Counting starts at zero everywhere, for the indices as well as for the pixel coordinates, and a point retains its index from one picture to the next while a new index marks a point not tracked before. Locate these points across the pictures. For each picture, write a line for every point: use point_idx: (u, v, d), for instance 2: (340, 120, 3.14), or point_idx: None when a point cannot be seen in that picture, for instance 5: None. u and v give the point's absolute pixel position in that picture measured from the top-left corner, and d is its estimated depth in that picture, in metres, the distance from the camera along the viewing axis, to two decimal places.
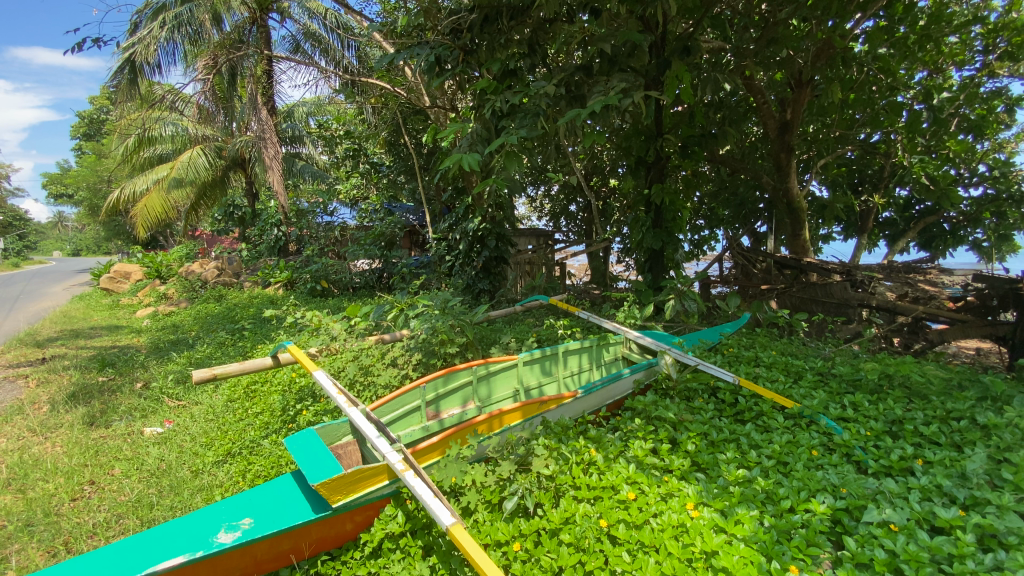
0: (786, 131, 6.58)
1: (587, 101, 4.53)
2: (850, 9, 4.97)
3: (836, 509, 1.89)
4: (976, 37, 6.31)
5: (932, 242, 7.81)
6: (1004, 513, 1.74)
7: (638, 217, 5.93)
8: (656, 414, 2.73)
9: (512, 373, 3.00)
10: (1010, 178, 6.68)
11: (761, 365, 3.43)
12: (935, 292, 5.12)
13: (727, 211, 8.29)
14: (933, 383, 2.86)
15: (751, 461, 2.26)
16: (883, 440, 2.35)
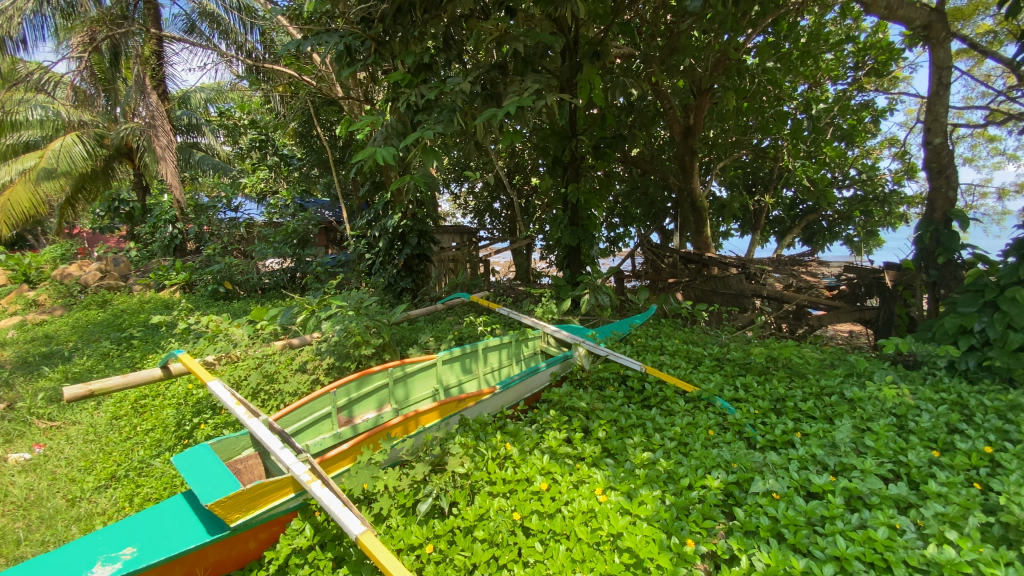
0: (689, 136, 7.06)
1: (503, 99, 4.56)
2: (742, 25, 5.41)
3: (728, 484, 2.05)
4: (847, 55, 7.14)
5: (813, 237, 8.77)
6: (866, 476, 1.99)
7: (557, 215, 6.08)
8: (570, 405, 2.82)
9: (430, 372, 2.78)
10: (874, 181, 7.67)
11: (665, 353, 3.66)
12: (814, 281, 5.73)
13: (639, 210, 8.80)
14: (809, 363, 3.21)
15: (655, 443, 2.39)
16: (769, 417, 2.59)
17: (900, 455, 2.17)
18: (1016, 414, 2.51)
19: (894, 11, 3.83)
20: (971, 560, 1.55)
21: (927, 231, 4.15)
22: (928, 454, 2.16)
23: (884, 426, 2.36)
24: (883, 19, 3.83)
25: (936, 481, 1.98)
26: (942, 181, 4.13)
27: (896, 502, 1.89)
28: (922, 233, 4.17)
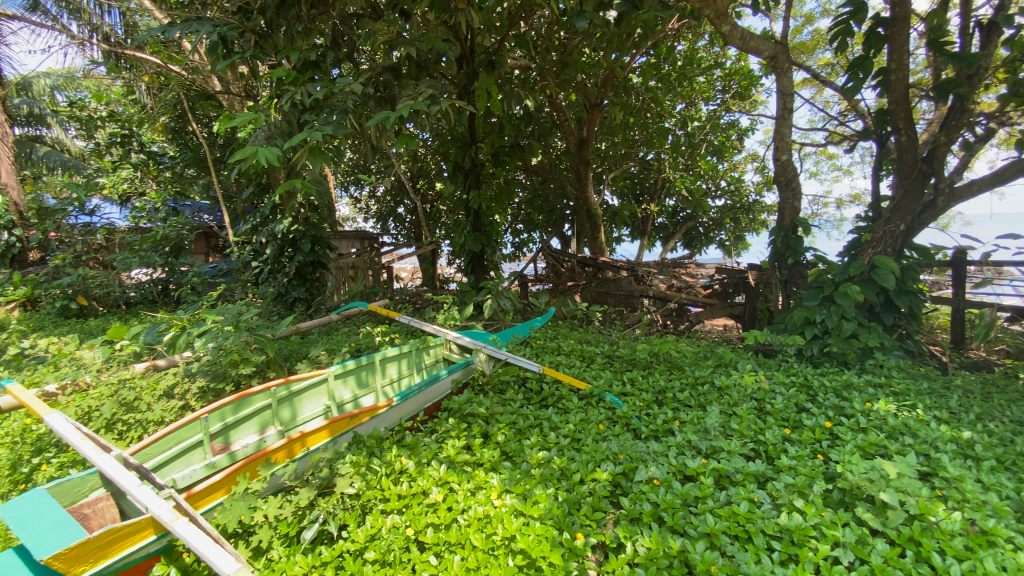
0: (583, 147, 7.44)
1: (397, 103, 4.46)
2: (626, 46, 5.82)
3: (616, 475, 2.17)
4: (716, 79, 7.97)
5: (693, 241, 9.69)
6: (731, 456, 2.22)
7: (459, 221, 6.07)
8: (469, 412, 2.80)
9: (321, 389, 2.57)
10: (740, 192, 8.66)
11: (562, 353, 3.79)
12: (692, 282, 6.31)
13: (540, 216, 9.11)
14: (686, 356, 3.52)
15: (550, 442, 2.46)
16: (652, 408, 2.79)
17: (760, 435, 2.45)
18: (848, 391, 2.95)
19: (747, 43, 4.32)
20: (814, 523, 1.80)
21: (779, 237, 4.76)
22: (782, 432, 2.46)
23: (746, 410, 2.65)
24: (738, 50, 4.29)
25: (787, 455, 2.26)
26: (789, 193, 4.77)
27: (757, 478, 2.12)
28: (775, 238, 4.78)
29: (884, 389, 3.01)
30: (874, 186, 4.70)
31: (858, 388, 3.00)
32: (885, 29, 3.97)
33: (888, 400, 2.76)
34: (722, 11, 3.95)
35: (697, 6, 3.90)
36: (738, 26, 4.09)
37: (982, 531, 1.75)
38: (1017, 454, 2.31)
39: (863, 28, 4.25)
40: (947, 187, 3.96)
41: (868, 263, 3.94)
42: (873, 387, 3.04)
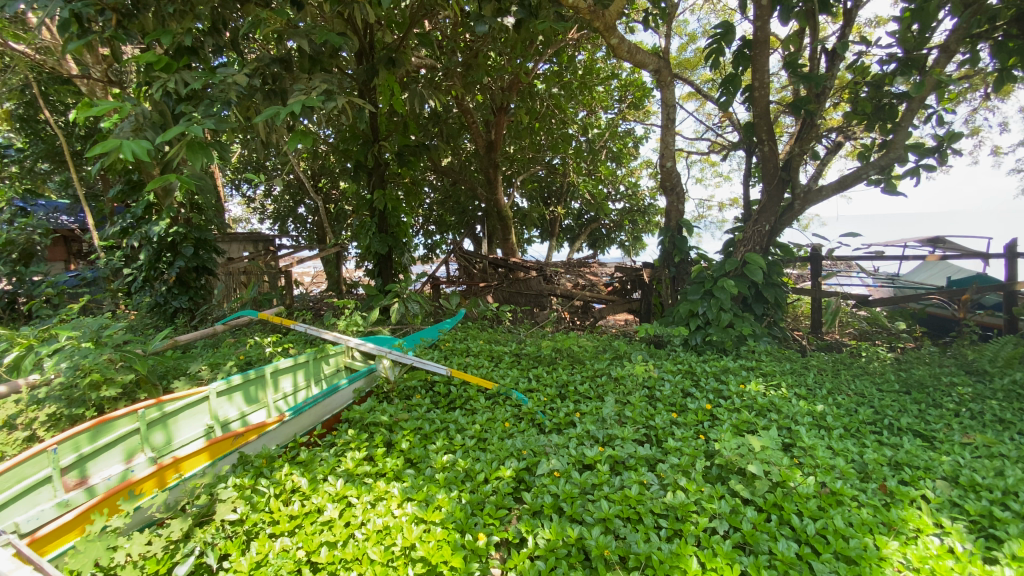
0: (491, 150, 7.50)
1: (288, 97, 4.17)
2: (529, 53, 5.95)
3: (519, 470, 2.20)
4: (614, 89, 8.42)
5: (596, 242, 10.20)
6: (625, 443, 2.35)
7: (363, 222, 5.82)
8: (371, 421, 2.66)
9: (201, 408, 2.32)
10: (637, 196, 9.26)
11: (471, 354, 3.74)
12: (596, 280, 6.61)
13: (452, 218, 9.08)
14: (586, 350, 3.68)
15: (456, 444, 2.42)
16: (555, 402, 2.87)
17: (651, 420, 2.63)
18: (725, 375, 3.27)
19: (634, 56, 4.61)
20: (695, 499, 1.95)
21: (667, 237, 5.18)
22: (669, 416, 2.66)
23: (639, 398, 2.84)
24: (626, 62, 4.57)
25: (674, 437, 2.44)
26: (675, 197, 5.18)
27: (647, 461, 2.26)
28: (664, 238, 5.19)
29: (756, 371, 3.37)
30: (747, 191, 5.24)
31: (733, 372, 3.33)
32: (751, 51, 4.44)
33: (757, 381, 3.10)
34: (611, 24, 4.17)
35: (589, 18, 4.09)
36: (625, 40, 4.36)
37: (831, 492, 2.02)
38: (859, 421, 2.69)
39: (734, 49, 4.72)
40: (802, 192, 4.52)
41: (740, 260, 4.40)
42: (746, 370, 3.40)
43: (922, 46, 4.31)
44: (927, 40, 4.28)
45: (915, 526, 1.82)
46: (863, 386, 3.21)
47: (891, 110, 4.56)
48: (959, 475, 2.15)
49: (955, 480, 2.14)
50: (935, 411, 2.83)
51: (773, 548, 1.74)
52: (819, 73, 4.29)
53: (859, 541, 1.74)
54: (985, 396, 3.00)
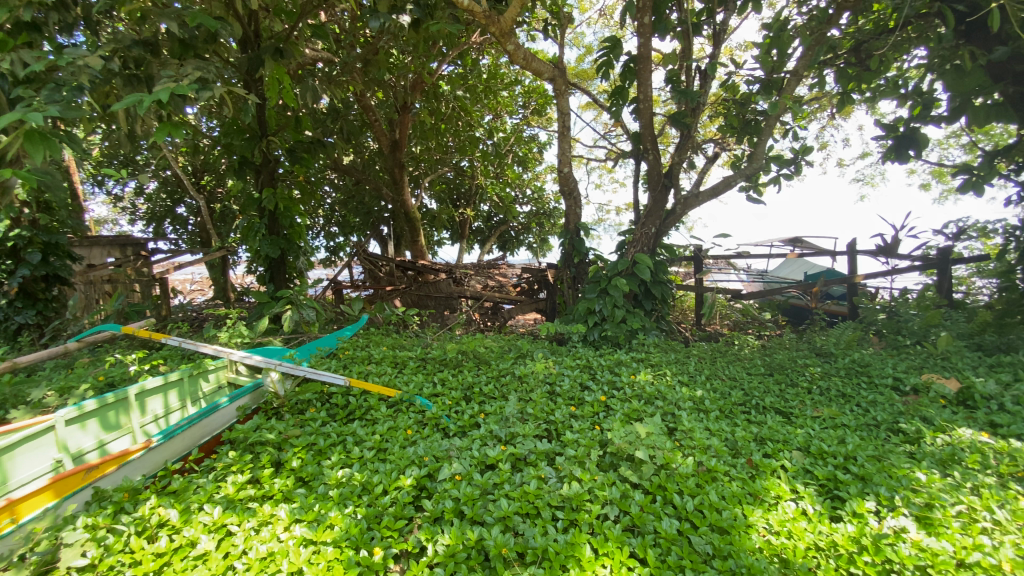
0: (396, 149, 7.31)
1: (156, 84, 3.73)
2: (432, 53, 5.86)
3: (421, 478, 2.14)
4: (519, 95, 8.59)
5: (505, 244, 10.36)
6: (526, 440, 2.40)
7: (251, 223, 5.36)
8: (257, 440, 2.45)
9: (46, 440, 1.96)
10: (542, 199, 9.53)
11: (373, 361, 3.54)
12: (504, 281, 6.79)
13: (356, 219, 8.74)
14: (491, 351, 3.70)
15: (353, 458, 2.29)
16: (460, 405, 2.84)
17: (551, 415, 2.71)
18: (619, 368, 3.49)
19: (529, 63, 4.74)
20: (588, 489, 2.04)
21: (567, 239, 5.45)
22: (568, 410, 2.77)
23: (539, 395, 2.92)
24: (523, 69, 4.69)
25: (572, 430, 2.54)
26: (573, 201, 5.41)
27: (546, 455, 2.33)
28: (564, 240, 5.45)
29: (646, 363, 3.63)
30: (638, 195, 5.61)
31: (625, 364, 3.57)
32: (635, 65, 4.77)
33: (647, 372, 3.34)
34: (507, 30, 4.25)
35: (484, 23, 4.14)
36: (521, 47, 4.47)
37: (707, 469, 2.22)
38: (732, 403, 3.00)
39: (622, 62, 5.04)
40: (683, 198, 4.92)
41: (631, 260, 4.71)
42: (636, 362, 3.65)
43: (779, 70, 4.89)
44: (783, 64, 4.85)
45: (775, 493, 2.05)
46: (736, 370, 3.59)
47: (756, 126, 5.14)
48: (810, 445, 2.46)
49: (807, 449, 2.45)
50: (793, 390, 3.23)
51: (658, 527, 1.87)
52: (694, 90, 4.72)
53: (730, 512, 1.93)
54: (831, 373, 3.49)
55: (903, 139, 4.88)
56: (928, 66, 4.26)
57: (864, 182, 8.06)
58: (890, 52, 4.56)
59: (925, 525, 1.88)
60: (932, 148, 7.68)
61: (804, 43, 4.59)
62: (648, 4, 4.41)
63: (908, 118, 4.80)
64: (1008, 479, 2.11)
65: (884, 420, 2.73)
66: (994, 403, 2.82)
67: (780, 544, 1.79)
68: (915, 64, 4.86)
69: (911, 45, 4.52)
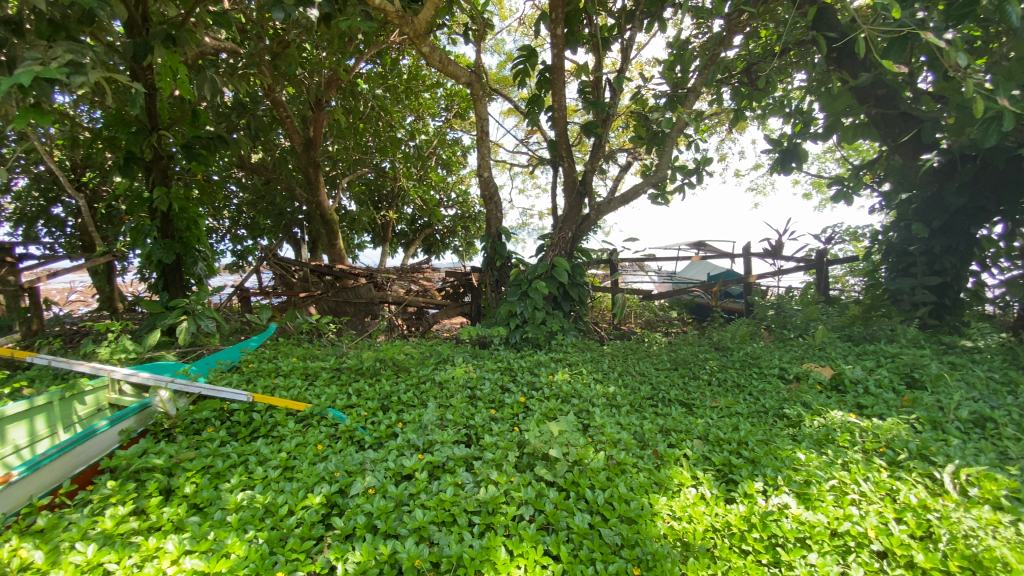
0: (310, 148, 6.95)
1: (17, 66, 3.26)
2: (348, 50, 5.65)
3: (331, 494, 2.04)
4: (441, 97, 8.52)
5: (430, 248, 10.22)
6: (444, 446, 2.37)
7: (140, 225, 4.85)
8: (143, 467, 2.22)
9: None
10: (466, 203, 9.51)
11: (281, 374, 3.33)
12: (428, 285, 6.68)
13: (266, 221, 8.23)
14: (411, 357, 3.62)
15: (255, 479, 2.15)
16: (376, 415, 2.75)
17: (471, 419, 2.71)
18: (538, 368, 3.57)
19: (446, 66, 4.72)
20: (505, 491, 2.06)
21: (488, 243, 5.48)
22: (488, 413, 2.78)
23: (460, 400, 2.91)
24: (439, 72, 4.66)
25: (491, 433, 2.56)
26: (494, 205, 5.45)
27: (464, 461, 2.31)
28: (486, 244, 5.49)
29: (563, 363, 3.74)
30: (556, 200, 5.77)
31: (544, 364, 3.66)
32: (550, 75, 4.91)
33: (564, 371, 3.45)
34: (421, 32, 4.22)
35: (397, 22, 4.07)
36: (436, 49, 4.45)
37: (618, 462, 2.33)
38: (641, 397, 3.18)
39: (538, 71, 5.17)
40: (598, 204, 5.14)
41: (549, 263, 4.85)
42: (554, 362, 3.76)
43: (683, 86, 5.25)
44: (686, 80, 5.22)
45: (678, 481, 2.20)
46: (645, 366, 3.80)
47: (663, 137, 5.47)
48: (709, 433, 2.66)
49: (707, 437, 2.64)
50: (695, 383, 3.48)
51: (571, 523, 1.94)
52: (605, 101, 4.96)
53: (637, 502, 2.03)
54: (728, 365, 3.80)
55: (787, 153, 5.43)
56: (808, 88, 4.75)
57: (758, 190, 8.87)
58: (775, 74, 5.05)
59: (804, 500, 2.10)
60: (812, 161, 8.63)
61: (702, 62, 4.96)
62: (561, 16, 4.57)
63: (791, 134, 5.35)
64: (871, 454, 2.42)
65: (772, 407, 3.01)
66: (859, 387, 3.22)
67: (682, 528, 1.92)
68: (797, 86, 5.42)
69: (792, 70, 5.05)
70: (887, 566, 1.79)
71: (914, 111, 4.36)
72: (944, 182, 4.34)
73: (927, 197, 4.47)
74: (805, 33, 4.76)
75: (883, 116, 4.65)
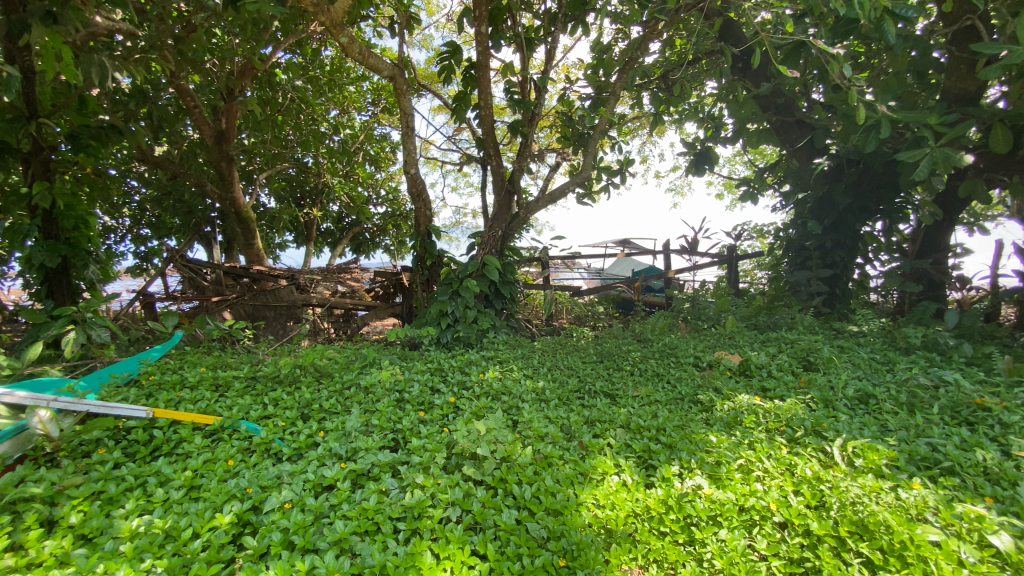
0: (222, 141, 6.47)
1: None
2: (264, 38, 5.31)
3: (243, 512, 1.92)
4: (366, 91, 8.25)
5: (359, 247, 9.89)
6: (368, 453, 2.30)
7: (17, 224, 4.27)
8: (16, 499, 1.96)
9: None
10: (396, 201, 9.28)
11: (187, 386, 3.07)
12: (356, 286, 6.48)
13: (175, 219, 7.59)
14: (334, 362, 3.48)
15: (155, 501, 1.97)
16: (295, 425, 2.62)
17: (398, 423, 2.65)
18: (469, 367, 3.56)
19: (366, 59, 4.57)
20: (431, 493, 2.04)
21: (418, 242, 5.38)
22: (417, 416, 2.73)
23: (386, 404, 2.83)
24: (359, 64, 4.50)
25: (419, 435, 2.52)
26: (422, 203, 5.36)
27: (390, 466, 2.26)
28: (415, 243, 5.38)
29: (494, 360, 3.76)
30: (486, 198, 5.78)
31: (475, 363, 3.66)
32: (476, 72, 4.90)
33: (495, 369, 3.47)
34: (338, 21, 4.05)
35: (312, 10, 3.89)
36: (354, 41, 4.29)
37: (544, 456, 2.38)
38: (569, 390, 3.27)
39: (463, 68, 5.14)
40: (526, 203, 5.20)
41: (480, 261, 4.85)
42: (486, 360, 3.76)
43: (606, 88, 5.43)
44: (608, 84, 5.41)
45: (601, 470, 2.28)
46: (573, 360, 3.90)
47: (587, 138, 5.64)
48: (630, 421, 2.78)
49: (628, 426, 2.76)
50: (619, 374, 3.63)
51: (497, 520, 1.95)
52: (530, 101, 5.03)
53: (562, 494, 2.09)
54: (648, 355, 4.00)
55: (700, 156, 5.78)
56: (718, 95, 5.07)
57: (676, 191, 9.40)
58: (689, 81, 5.36)
59: (715, 480, 2.25)
60: (725, 164, 9.23)
61: (622, 66, 5.15)
62: (484, 14, 4.56)
63: (703, 138, 5.69)
64: (773, 433, 2.64)
65: (687, 393, 3.20)
66: (764, 371, 3.51)
67: (605, 516, 1.99)
68: (709, 93, 5.77)
69: (704, 77, 5.37)
70: (787, 535, 1.96)
71: (808, 119, 4.78)
72: (833, 184, 4.82)
73: (819, 197, 4.93)
74: (714, 44, 5.08)
75: (781, 124, 5.06)
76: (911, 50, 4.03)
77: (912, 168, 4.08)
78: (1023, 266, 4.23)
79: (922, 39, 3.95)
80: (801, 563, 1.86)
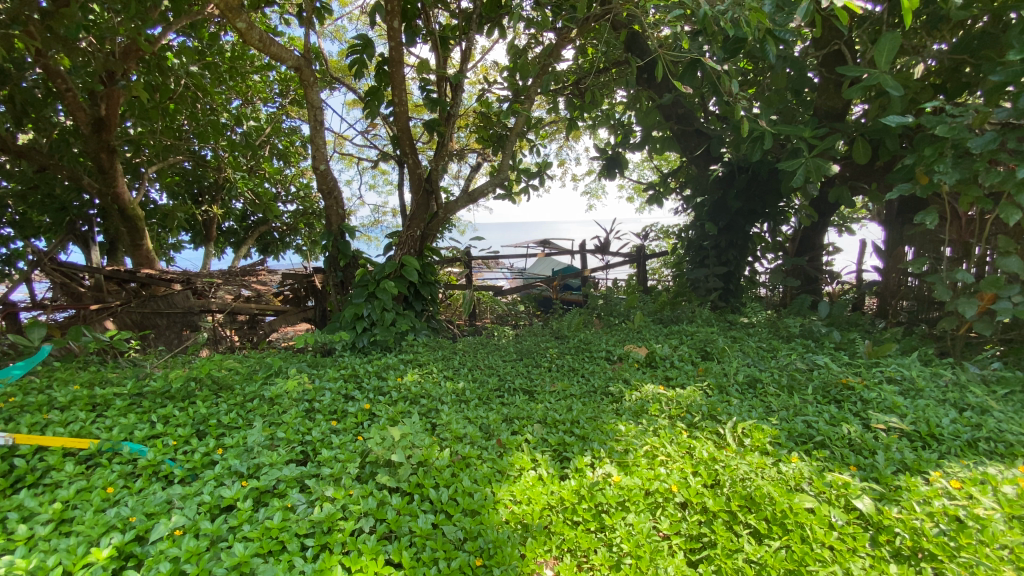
0: (101, 130, 5.79)
1: None
2: (151, 18, 4.81)
3: (125, 544, 1.73)
4: (273, 82, 7.75)
5: (267, 248, 9.28)
6: (272, 469, 2.17)
7: None
8: None
9: None
10: (308, 198, 8.81)
11: (55, 407, 2.71)
12: (263, 290, 6.09)
13: (44, 217, 6.69)
14: (235, 373, 3.25)
15: (17, 540, 1.72)
16: (189, 443, 2.41)
17: (307, 435, 2.53)
18: (386, 372, 3.48)
19: (268, 47, 4.28)
20: (342, 505, 1.97)
21: (330, 241, 5.16)
22: (328, 426, 2.62)
23: (294, 415, 2.69)
24: (260, 53, 4.21)
25: (331, 446, 2.42)
26: (333, 201, 5.14)
27: (297, 481, 2.15)
28: (327, 243, 5.15)
29: (413, 363, 3.71)
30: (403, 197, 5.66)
31: (392, 367, 3.58)
32: (389, 67, 4.77)
33: (414, 372, 3.42)
34: (234, 4, 3.77)
35: None
36: (254, 27, 4.02)
37: (462, 457, 2.38)
38: (488, 389, 3.29)
39: (376, 62, 4.98)
40: (444, 203, 5.17)
41: (397, 262, 4.75)
42: (404, 363, 3.70)
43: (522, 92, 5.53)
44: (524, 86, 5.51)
45: (518, 466, 2.33)
46: (494, 359, 3.94)
47: (504, 139, 5.70)
48: (547, 416, 2.86)
49: (545, 421, 2.84)
50: (537, 370, 3.73)
51: (413, 527, 1.92)
52: (447, 100, 4.99)
53: (479, 493, 2.11)
54: (564, 352, 4.14)
55: (611, 160, 6.06)
56: (625, 103, 5.35)
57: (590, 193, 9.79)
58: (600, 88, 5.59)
59: (623, 468, 2.38)
60: (633, 168, 9.76)
61: (537, 70, 5.28)
62: (397, 9, 4.46)
63: (614, 144, 5.97)
64: (675, 419, 2.84)
65: (599, 386, 3.35)
66: (667, 361, 3.76)
67: (521, 511, 2.03)
68: (619, 100, 6.07)
69: (613, 85, 5.63)
70: (688, 514, 2.12)
71: (705, 129, 5.18)
72: (726, 189, 5.28)
73: (715, 200, 5.38)
74: (622, 54, 5.35)
75: (682, 133, 5.44)
76: (789, 69, 4.49)
77: (791, 175, 4.57)
78: (879, 263, 4.88)
79: (798, 60, 4.42)
80: (700, 538, 2.02)
